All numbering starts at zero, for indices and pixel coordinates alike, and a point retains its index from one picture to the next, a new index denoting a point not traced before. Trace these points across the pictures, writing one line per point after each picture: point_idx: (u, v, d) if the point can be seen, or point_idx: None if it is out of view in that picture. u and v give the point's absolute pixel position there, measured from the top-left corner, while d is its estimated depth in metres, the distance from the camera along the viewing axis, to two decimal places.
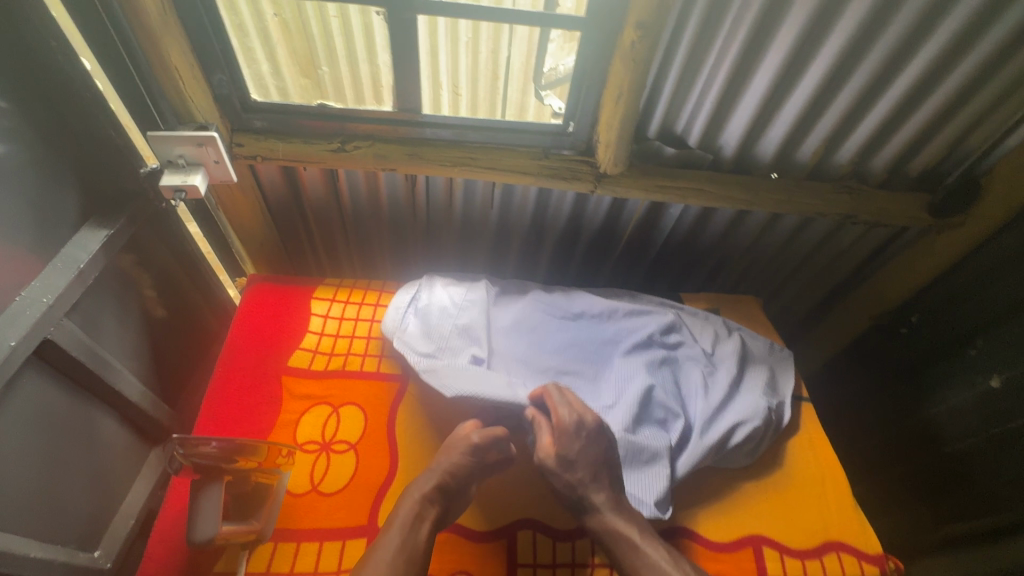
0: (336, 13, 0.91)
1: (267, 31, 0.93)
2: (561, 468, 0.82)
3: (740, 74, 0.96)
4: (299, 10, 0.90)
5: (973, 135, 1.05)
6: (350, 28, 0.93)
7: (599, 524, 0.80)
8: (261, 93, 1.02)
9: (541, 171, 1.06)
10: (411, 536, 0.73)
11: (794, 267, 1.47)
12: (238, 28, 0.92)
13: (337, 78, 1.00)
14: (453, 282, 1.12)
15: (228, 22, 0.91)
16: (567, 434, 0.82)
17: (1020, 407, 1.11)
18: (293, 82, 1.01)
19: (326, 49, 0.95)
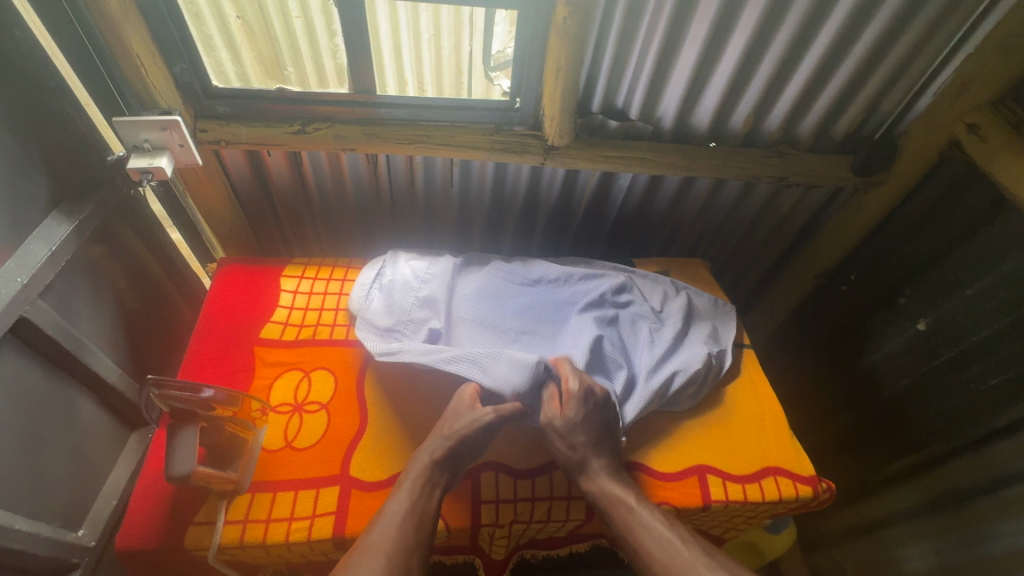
0: (298, 15, 0.96)
1: (230, 31, 0.98)
2: (564, 428, 0.89)
3: (670, 44, 1.05)
4: (263, 15, 0.95)
5: (887, 96, 1.18)
6: (313, 31, 0.99)
7: (599, 489, 0.87)
8: (221, 80, 1.06)
9: (493, 146, 1.12)
10: (419, 502, 0.81)
11: (743, 235, 1.56)
12: (197, 21, 0.97)
13: (302, 77, 1.07)
14: (416, 256, 1.18)
15: (187, 15, 0.96)
16: (575, 401, 0.89)
17: (945, 345, 1.21)
18: (252, 68, 1.05)
19: (291, 53, 1.02)
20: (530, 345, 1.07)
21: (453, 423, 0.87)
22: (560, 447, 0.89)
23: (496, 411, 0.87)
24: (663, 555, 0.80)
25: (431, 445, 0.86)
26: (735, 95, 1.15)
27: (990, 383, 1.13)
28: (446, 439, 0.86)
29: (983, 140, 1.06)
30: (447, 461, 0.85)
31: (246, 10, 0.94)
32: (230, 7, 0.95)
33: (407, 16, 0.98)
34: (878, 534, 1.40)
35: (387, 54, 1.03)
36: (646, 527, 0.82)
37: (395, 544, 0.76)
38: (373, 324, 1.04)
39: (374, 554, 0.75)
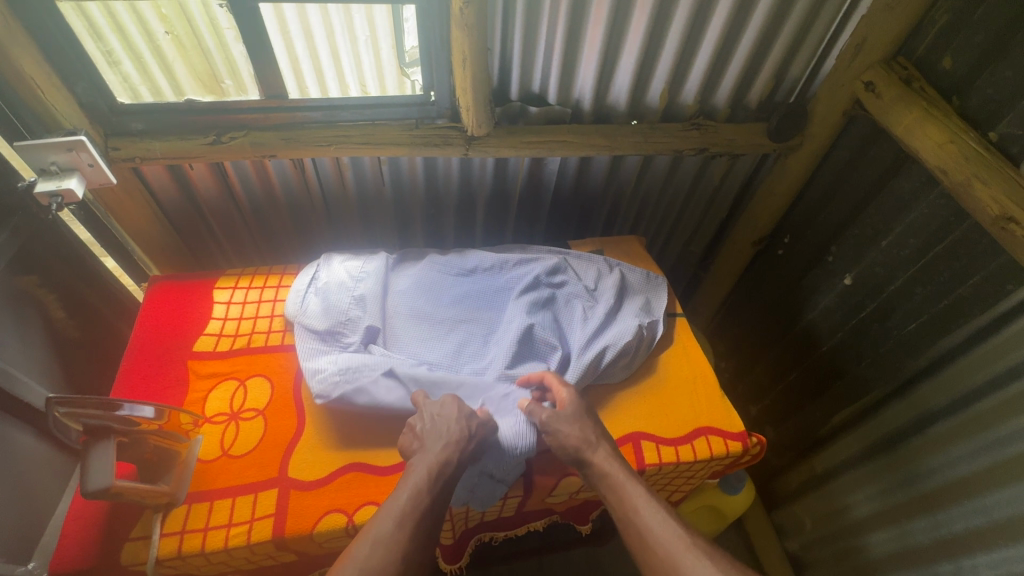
0: (228, 25, 0.97)
1: (160, 48, 0.97)
2: (576, 415, 0.90)
3: (576, 27, 1.07)
4: (193, 29, 0.96)
5: (793, 62, 1.23)
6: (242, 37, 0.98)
7: (606, 460, 0.85)
8: (157, 95, 1.05)
9: (413, 140, 1.13)
10: (431, 492, 0.78)
11: (680, 209, 1.60)
12: (123, 38, 0.96)
13: (240, 87, 1.07)
14: (350, 256, 1.18)
15: (111, 32, 0.95)
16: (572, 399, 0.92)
17: (870, 296, 1.27)
18: (186, 77, 1.03)
19: (226, 64, 1.03)
20: (467, 333, 1.09)
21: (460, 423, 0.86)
22: (571, 431, 0.87)
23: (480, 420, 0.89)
24: (663, 534, 0.76)
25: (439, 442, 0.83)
26: (647, 71, 1.18)
27: (910, 327, 1.18)
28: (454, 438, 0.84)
29: (880, 96, 1.11)
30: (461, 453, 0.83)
31: (174, 23, 0.94)
32: (158, 22, 0.94)
33: (341, 19, 0.99)
34: (829, 485, 1.46)
35: (326, 60, 1.05)
36: (655, 508, 0.79)
37: (407, 536, 0.73)
38: (308, 329, 1.04)
39: (387, 547, 0.71)
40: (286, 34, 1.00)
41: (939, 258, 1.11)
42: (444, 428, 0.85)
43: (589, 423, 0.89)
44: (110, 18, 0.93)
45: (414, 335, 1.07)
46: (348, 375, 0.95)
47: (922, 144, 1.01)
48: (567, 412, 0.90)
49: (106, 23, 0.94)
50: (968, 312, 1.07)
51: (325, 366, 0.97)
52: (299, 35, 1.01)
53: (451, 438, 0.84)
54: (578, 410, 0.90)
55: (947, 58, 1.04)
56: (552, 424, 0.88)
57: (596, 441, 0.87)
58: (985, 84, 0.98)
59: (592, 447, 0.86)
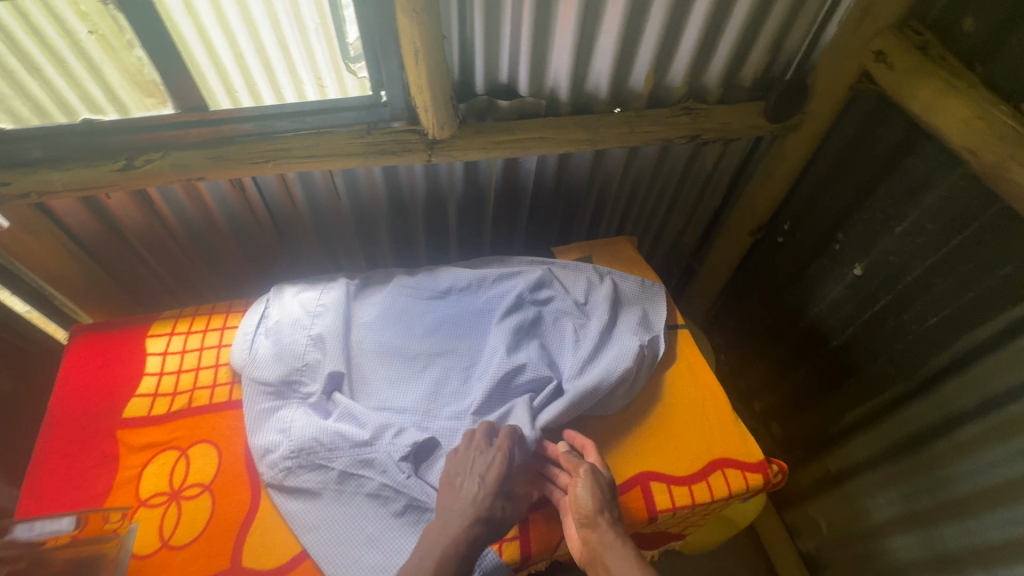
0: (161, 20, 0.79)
1: (84, 50, 0.80)
2: (597, 481, 0.80)
3: (544, 6, 0.92)
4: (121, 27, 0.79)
5: (791, 32, 1.09)
6: (181, 37, 0.82)
7: (609, 540, 0.74)
8: (94, 110, 0.88)
9: (366, 150, 0.98)
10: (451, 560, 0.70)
11: (671, 200, 1.47)
12: (37, 38, 0.77)
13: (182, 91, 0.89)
14: (305, 286, 1.03)
15: (25, 36, 0.76)
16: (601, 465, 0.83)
17: (884, 287, 1.17)
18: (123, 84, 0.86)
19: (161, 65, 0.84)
20: (445, 369, 0.95)
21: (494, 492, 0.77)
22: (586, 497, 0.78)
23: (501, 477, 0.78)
24: None
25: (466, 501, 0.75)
26: (629, 53, 1.03)
27: (930, 322, 1.09)
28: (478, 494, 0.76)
29: (892, 68, 0.98)
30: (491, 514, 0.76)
31: (96, 19, 0.77)
32: (78, 21, 0.77)
33: (286, 5, 0.81)
34: (844, 485, 1.38)
35: (272, 51, 0.86)
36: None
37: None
38: (259, 382, 0.89)
39: None
40: (225, 27, 0.81)
41: (962, 246, 1.00)
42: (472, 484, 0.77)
43: (613, 499, 0.80)
44: (20, 18, 0.75)
45: (384, 378, 0.93)
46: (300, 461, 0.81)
47: (947, 122, 0.89)
48: (597, 478, 0.80)
49: (17, 25, 0.75)
50: (998, 305, 0.97)
51: (275, 441, 0.84)
52: (241, 26, 0.81)
53: (484, 503, 0.75)
54: (609, 482, 0.81)
55: (967, 19, 0.91)
56: (577, 491, 0.79)
57: (609, 515, 0.77)
58: (1013, 48, 0.86)
59: (599, 520, 0.76)
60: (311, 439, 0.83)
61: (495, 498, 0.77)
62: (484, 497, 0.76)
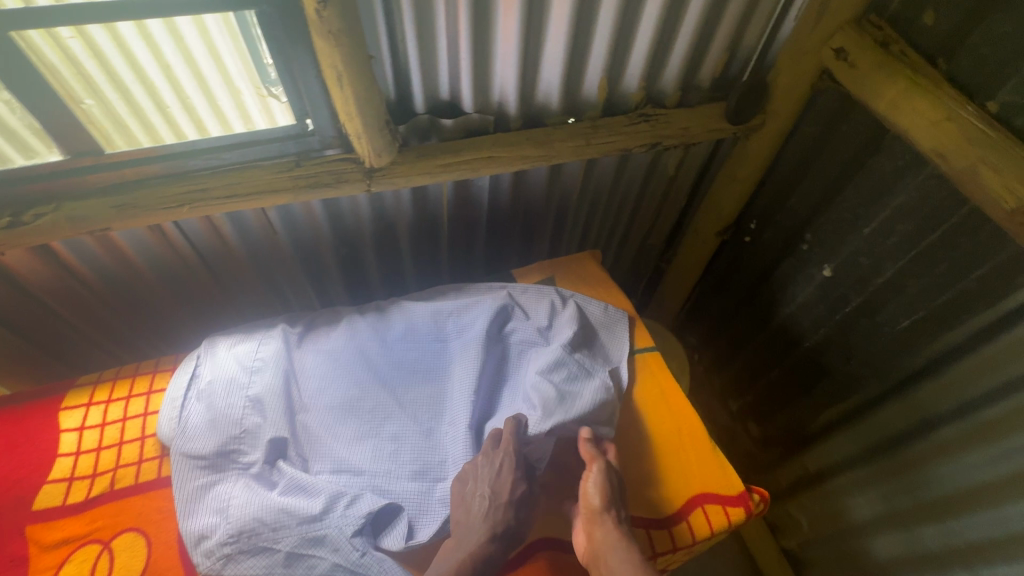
0: (70, 34, 0.68)
1: None
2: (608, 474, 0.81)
3: (482, 17, 0.83)
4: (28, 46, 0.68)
5: (748, 30, 1.03)
6: (98, 48, 0.70)
7: (612, 534, 0.75)
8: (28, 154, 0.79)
9: (295, 184, 0.88)
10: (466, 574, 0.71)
11: (635, 205, 1.41)
12: None
13: (109, 109, 0.76)
14: (241, 338, 0.94)
15: None
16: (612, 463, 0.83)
17: (854, 288, 1.14)
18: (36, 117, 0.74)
19: (80, 81, 0.72)
20: (403, 422, 0.88)
21: (508, 505, 0.77)
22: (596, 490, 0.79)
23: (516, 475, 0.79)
24: None
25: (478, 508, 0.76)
26: (579, 60, 0.96)
27: (902, 325, 1.06)
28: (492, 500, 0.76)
29: (853, 65, 0.93)
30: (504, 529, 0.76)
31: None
32: None
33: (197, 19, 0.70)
34: (823, 485, 1.36)
35: (204, 63, 0.75)
36: None
37: None
38: (190, 455, 0.80)
39: None
40: (148, 39, 0.70)
41: (932, 248, 0.97)
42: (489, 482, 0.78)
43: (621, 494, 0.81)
44: None
45: (335, 438, 0.85)
46: (242, 546, 0.73)
47: (912, 123, 0.85)
48: (606, 472, 0.81)
49: None
50: (969, 307, 0.94)
51: (211, 524, 0.75)
52: (167, 38, 0.71)
53: (495, 517, 0.75)
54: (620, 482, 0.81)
55: (928, 13, 0.86)
56: (588, 485, 0.80)
57: (615, 511, 0.78)
58: (977, 44, 0.81)
59: (605, 515, 0.77)
60: (252, 521, 0.74)
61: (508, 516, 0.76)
62: (496, 509, 0.76)
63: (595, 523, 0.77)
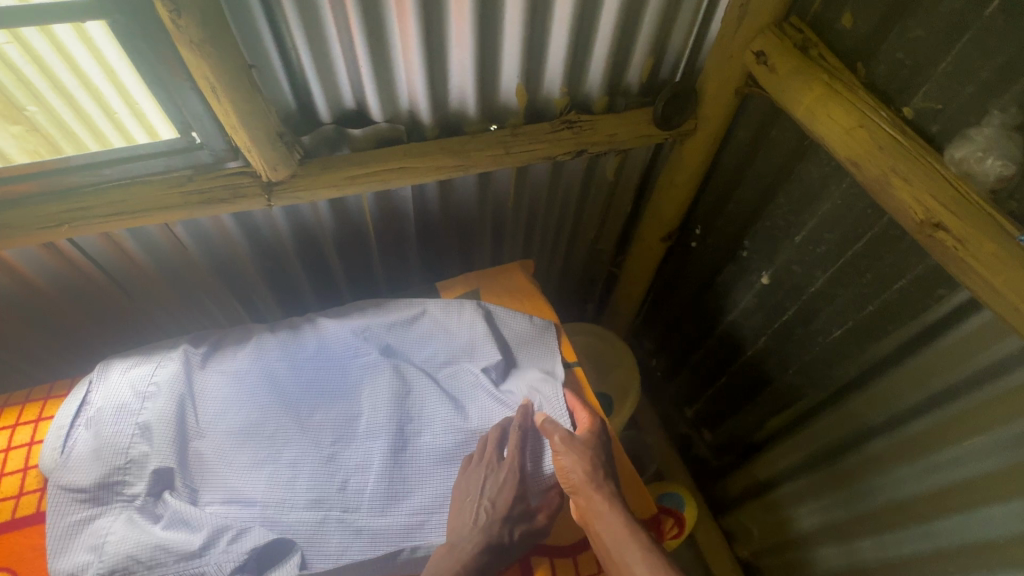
0: (5, 39, 0.65)
1: None
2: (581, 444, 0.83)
3: (376, 23, 0.80)
4: None
5: (672, 33, 1.00)
6: (36, 54, 0.67)
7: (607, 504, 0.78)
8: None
9: (186, 200, 0.83)
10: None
11: (577, 212, 1.38)
12: None
13: (54, 117, 0.74)
14: (138, 360, 0.89)
15: None
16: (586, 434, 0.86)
17: (789, 297, 1.12)
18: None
19: (20, 86, 0.69)
20: (306, 446, 0.85)
21: (507, 519, 0.79)
22: (572, 462, 0.81)
23: (512, 480, 0.82)
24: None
25: (476, 517, 0.78)
26: (491, 66, 0.92)
27: (834, 335, 1.03)
28: (492, 508, 0.79)
29: (773, 70, 0.89)
30: (500, 539, 0.77)
31: None
32: None
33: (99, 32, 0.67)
34: (769, 495, 1.33)
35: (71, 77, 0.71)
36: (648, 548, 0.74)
37: None
38: (69, 489, 0.76)
39: None
40: (89, 43, 0.68)
41: (857, 258, 0.94)
42: (488, 490, 0.81)
43: (603, 462, 0.82)
44: None
45: (228, 466, 0.82)
46: None
47: (828, 131, 0.81)
48: (580, 444, 0.83)
49: None
50: (894, 319, 0.91)
51: (84, 562, 0.72)
52: (108, 43, 0.69)
53: (492, 528, 0.77)
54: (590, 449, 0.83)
55: (845, 15, 0.83)
56: (567, 464, 0.81)
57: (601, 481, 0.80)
58: (891, 47, 0.78)
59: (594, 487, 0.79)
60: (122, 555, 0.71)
61: (502, 526, 0.78)
62: (496, 521, 0.78)
63: (581, 494, 0.79)
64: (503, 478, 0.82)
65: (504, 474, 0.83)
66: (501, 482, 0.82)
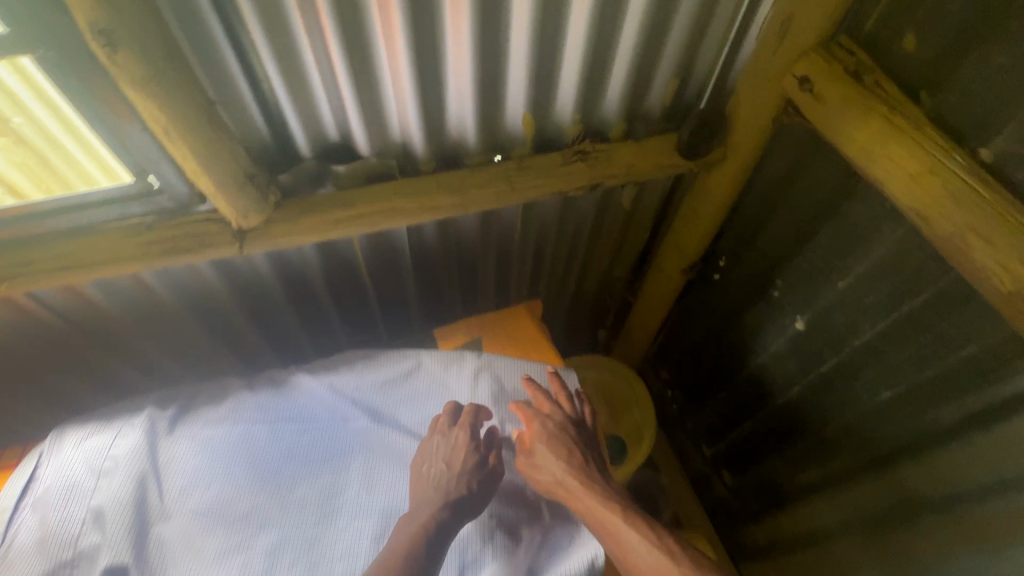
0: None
1: None
2: (549, 432, 0.79)
3: (361, 50, 0.69)
4: None
5: (700, 53, 0.88)
6: (28, 75, 0.59)
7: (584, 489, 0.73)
8: None
9: (144, 251, 0.74)
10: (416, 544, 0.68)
11: (590, 241, 1.26)
12: None
13: (51, 139, 0.66)
14: (97, 427, 0.80)
15: None
16: (555, 415, 0.81)
17: (829, 346, 1.00)
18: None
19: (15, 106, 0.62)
20: (284, 529, 0.75)
21: (464, 473, 0.75)
22: (542, 454, 0.77)
23: (463, 445, 0.78)
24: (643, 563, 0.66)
25: (432, 486, 0.74)
26: (495, 94, 0.81)
27: (882, 396, 0.91)
28: (446, 472, 0.75)
29: (819, 99, 0.77)
30: (458, 502, 0.73)
31: None
32: None
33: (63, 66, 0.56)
34: (799, 554, 1.22)
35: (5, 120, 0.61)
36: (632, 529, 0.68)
37: None
38: None
39: None
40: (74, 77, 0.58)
41: (914, 314, 0.82)
42: (437, 458, 0.77)
43: (577, 445, 0.78)
44: None
45: (195, 554, 0.72)
46: None
47: (889, 175, 0.69)
48: (550, 426, 0.79)
49: None
50: (958, 387, 0.79)
51: None
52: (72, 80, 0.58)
53: (448, 490, 0.73)
54: (557, 433, 0.79)
55: (908, 37, 0.71)
56: (539, 458, 0.77)
57: (575, 467, 0.75)
58: (966, 77, 0.66)
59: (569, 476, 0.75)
60: None
61: (459, 489, 0.74)
62: (450, 483, 0.74)
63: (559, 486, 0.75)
64: (453, 445, 0.78)
65: (454, 440, 0.78)
66: (452, 449, 0.77)
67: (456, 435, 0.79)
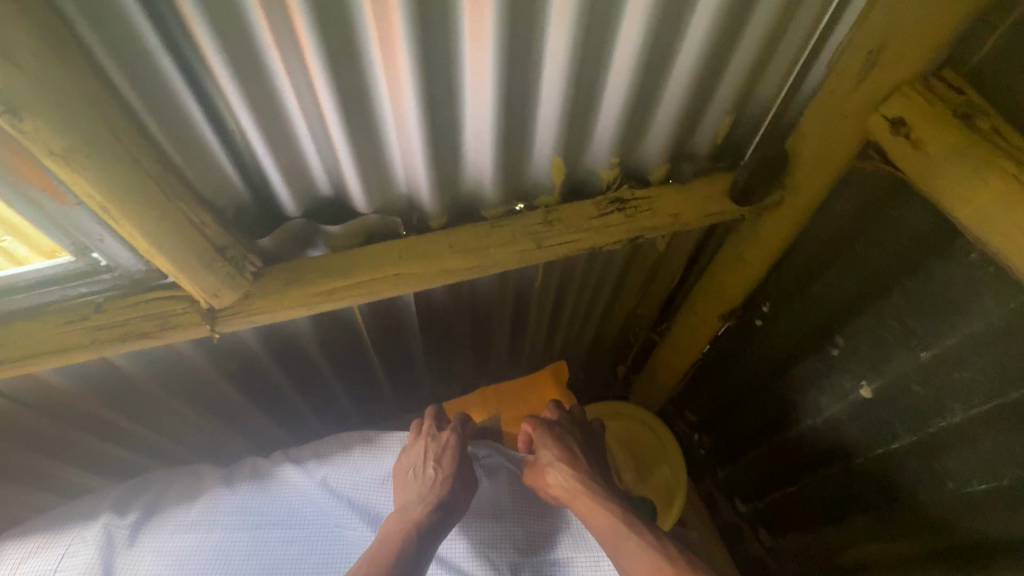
0: None
1: None
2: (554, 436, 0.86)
3: (360, 96, 0.55)
4: None
5: (761, 88, 0.74)
6: None
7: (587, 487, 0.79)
8: None
9: (88, 336, 0.61)
10: (408, 541, 0.68)
11: (616, 284, 1.13)
12: None
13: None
14: (44, 545, 0.75)
15: None
16: (561, 426, 0.89)
17: (902, 418, 0.86)
18: None
19: None
20: None
21: (452, 474, 0.77)
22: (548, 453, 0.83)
23: (451, 445, 0.81)
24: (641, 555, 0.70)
25: (421, 484, 0.76)
26: (520, 140, 0.68)
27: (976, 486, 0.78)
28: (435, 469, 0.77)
29: (919, 146, 0.63)
30: (446, 499, 0.74)
31: None
32: None
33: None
34: None
35: None
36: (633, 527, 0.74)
37: None
38: None
39: None
40: None
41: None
42: (425, 459, 0.79)
43: (581, 456, 0.84)
44: None
45: None
46: None
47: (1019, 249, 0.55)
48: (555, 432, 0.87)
49: None
50: None
51: None
52: None
53: (438, 487, 0.75)
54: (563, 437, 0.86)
55: None
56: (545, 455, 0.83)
57: (579, 468, 0.82)
58: None
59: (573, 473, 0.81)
60: None
61: (449, 484, 0.76)
62: (439, 479, 0.76)
63: (562, 489, 0.79)
64: (440, 446, 0.81)
65: (441, 442, 0.82)
66: (439, 450, 0.80)
67: (443, 437, 0.83)
